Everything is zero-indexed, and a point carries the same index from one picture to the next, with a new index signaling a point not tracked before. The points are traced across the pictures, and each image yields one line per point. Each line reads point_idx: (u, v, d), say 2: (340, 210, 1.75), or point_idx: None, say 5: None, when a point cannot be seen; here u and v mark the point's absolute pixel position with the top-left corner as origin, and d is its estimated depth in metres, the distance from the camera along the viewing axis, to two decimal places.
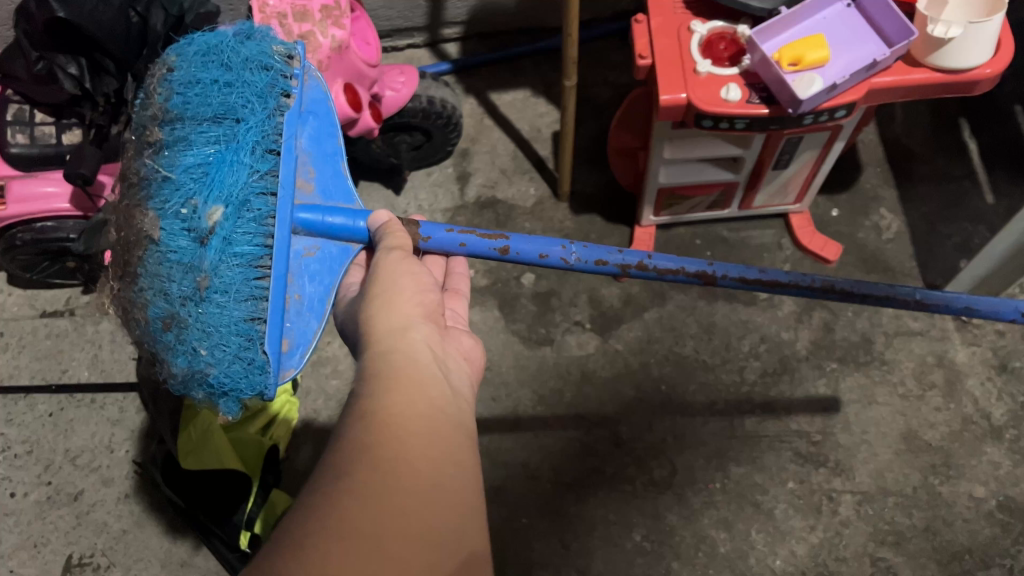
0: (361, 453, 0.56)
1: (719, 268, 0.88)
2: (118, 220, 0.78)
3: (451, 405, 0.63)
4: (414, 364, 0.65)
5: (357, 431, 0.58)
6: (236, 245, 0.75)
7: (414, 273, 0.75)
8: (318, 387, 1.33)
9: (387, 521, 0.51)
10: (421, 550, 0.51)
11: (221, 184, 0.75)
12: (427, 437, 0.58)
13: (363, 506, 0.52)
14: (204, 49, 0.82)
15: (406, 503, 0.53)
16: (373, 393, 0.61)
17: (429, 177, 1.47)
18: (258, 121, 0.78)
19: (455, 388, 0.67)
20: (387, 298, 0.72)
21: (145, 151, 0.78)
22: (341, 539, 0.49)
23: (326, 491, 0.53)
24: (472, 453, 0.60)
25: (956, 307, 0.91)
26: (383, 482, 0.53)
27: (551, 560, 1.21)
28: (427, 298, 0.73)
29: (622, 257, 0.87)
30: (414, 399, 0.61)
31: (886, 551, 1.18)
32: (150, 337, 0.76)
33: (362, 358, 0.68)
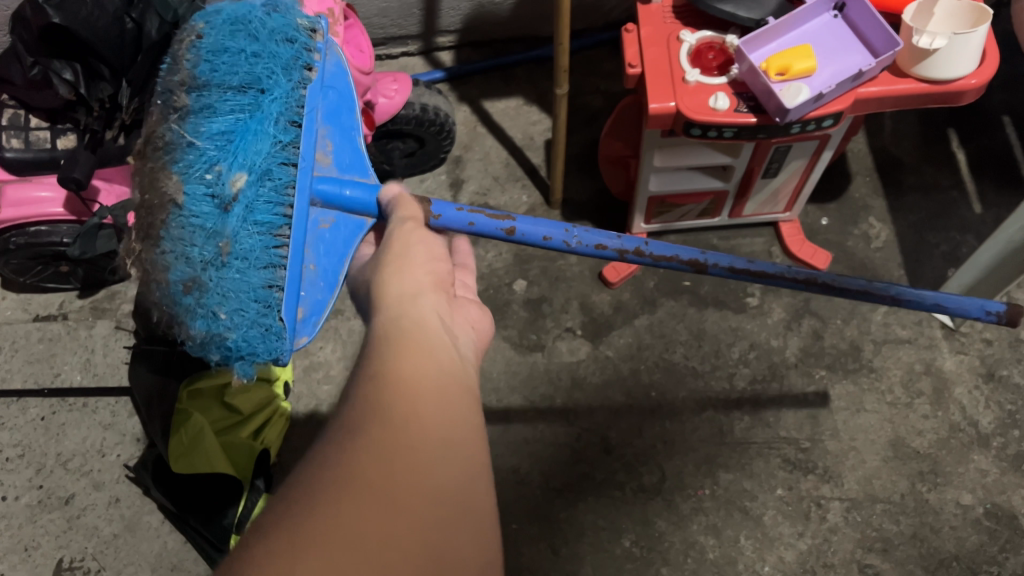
0: (372, 409, 0.55)
1: (710, 257, 0.88)
2: (141, 182, 0.78)
3: (458, 368, 0.63)
4: (423, 326, 0.66)
5: (369, 388, 0.58)
6: (257, 213, 0.75)
7: (425, 247, 0.75)
8: (309, 392, 1.33)
9: (402, 475, 0.51)
10: (438, 503, 0.51)
11: (244, 151, 0.76)
12: (436, 397, 0.58)
13: (377, 460, 0.52)
14: (233, 21, 0.83)
15: (421, 460, 0.53)
16: (384, 356, 0.61)
17: (422, 184, 1.49)
18: (284, 93, 0.80)
19: (463, 353, 0.67)
20: (399, 267, 0.72)
21: (170, 116, 0.79)
22: (357, 490, 0.49)
23: (339, 445, 0.53)
24: (477, 414, 0.61)
25: (937, 302, 0.91)
26: (395, 439, 0.53)
27: (540, 565, 1.21)
28: (438, 270, 0.74)
29: (620, 242, 0.85)
30: (422, 361, 0.61)
31: (873, 558, 1.19)
32: (168, 299, 0.76)
33: (373, 323, 0.68)
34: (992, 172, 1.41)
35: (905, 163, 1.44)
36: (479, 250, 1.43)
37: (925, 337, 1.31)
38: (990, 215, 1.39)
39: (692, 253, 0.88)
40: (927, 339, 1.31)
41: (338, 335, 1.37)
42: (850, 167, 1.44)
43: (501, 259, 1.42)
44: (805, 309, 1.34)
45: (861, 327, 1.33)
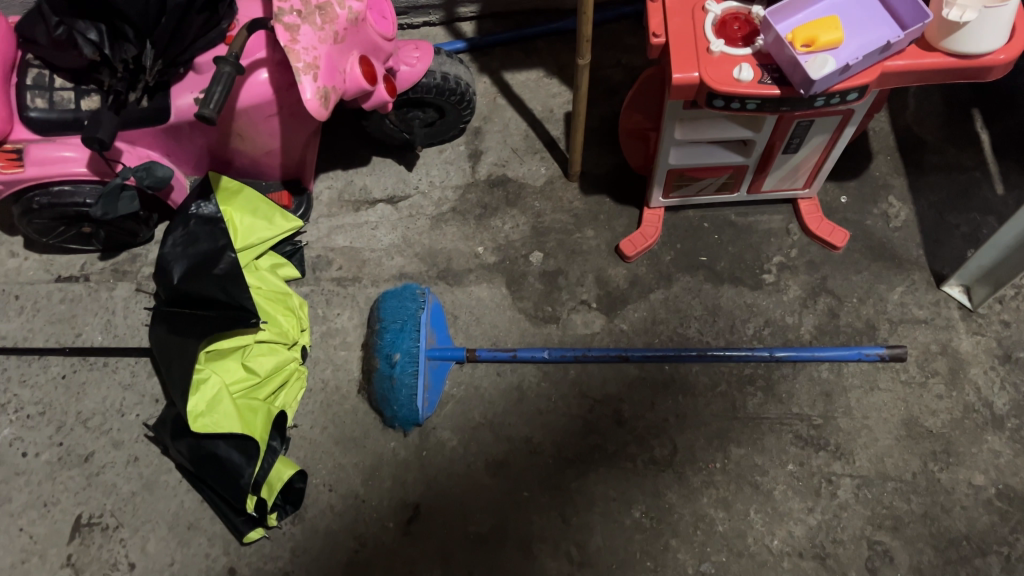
0: None
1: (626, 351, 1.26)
2: (407, 361, 1.22)
3: None
4: None
5: None
6: (431, 384, 1.27)
7: None
8: (326, 358, 1.35)
9: None
10: None
11: (440, 354, 1.27)
12: None
13: None
14: (410, 295, 1.27)
15: None
16: None
17: (441, 154, 1.49)
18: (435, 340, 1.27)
19: None
20: None
21: (404, 334, 1.23)
22: None
23: None
24: None
25: (803, 354, 1.25)
26: None
27: (550, 534, 1.22)
28: None
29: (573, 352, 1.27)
30: None
31: (883, 535, 1.19)
32: (404, 388, 1.21)
33: None
34: (1014, 154, 1.40)
35: (926, 143, 1.43)
36: (496, 221, 1.43)
37: (942, 318, 1.31)
38: (1012, 196, 1.38)
39: (619, 349, 1.27)
40: (944, 319, 1.30)
41: (355, 302, 1.38)
42: (871, 146, 1.43)
43: (518, 231, 1.42)
44: (822, 287, 1.34)
45: (878, 306, 1.32)
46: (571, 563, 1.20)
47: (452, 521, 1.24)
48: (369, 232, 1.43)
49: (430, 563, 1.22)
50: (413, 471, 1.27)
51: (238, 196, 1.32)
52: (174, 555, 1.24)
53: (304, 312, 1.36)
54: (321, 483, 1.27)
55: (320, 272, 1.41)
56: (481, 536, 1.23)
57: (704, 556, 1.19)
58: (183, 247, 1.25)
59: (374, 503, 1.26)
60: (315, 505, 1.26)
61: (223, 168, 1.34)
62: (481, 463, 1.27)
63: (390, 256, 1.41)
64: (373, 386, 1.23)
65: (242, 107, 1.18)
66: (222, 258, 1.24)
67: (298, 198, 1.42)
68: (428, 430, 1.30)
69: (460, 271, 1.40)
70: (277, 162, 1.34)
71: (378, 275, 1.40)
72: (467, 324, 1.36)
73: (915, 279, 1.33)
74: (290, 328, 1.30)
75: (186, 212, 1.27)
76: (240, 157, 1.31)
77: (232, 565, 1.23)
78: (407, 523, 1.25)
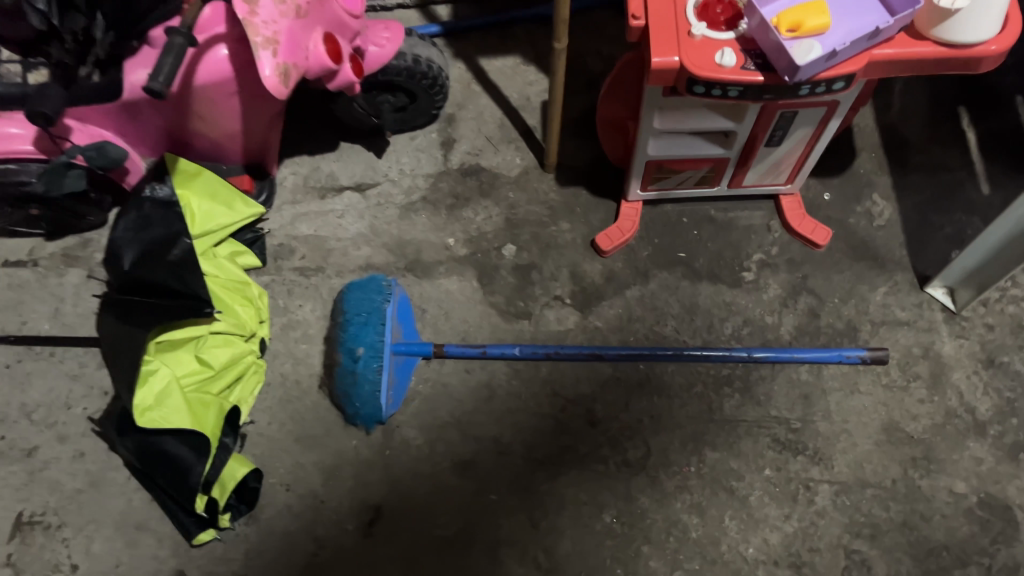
0: None
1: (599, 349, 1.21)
2: (372, 357, 1.15)
3: None
4: None
5: None
6: (397, 380, 1.21)
7: None
8: (286, 351, 1.29)
9: None
10: None
11: (407, 349, 1.21)
12: None
13: None
14: (375, 287, 1.21)
15: None
16: None
17: (412, 142, 1.43)
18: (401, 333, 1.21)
19: None
20: None
21: (370, 328, 1.16)
22: None
23: None
24: None
25: (783, 355, 1.20)
26: None
27: (517, 538, 1.17)
28: None
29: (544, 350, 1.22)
30: None
31: (860, 543, 1.15)
32: (368, 385, 1.15)
33: None
34: (1001, 153, 1.37)
35: (911, 141, 1.39)
36: (468, 212, 1.38)
37: (925, 320, 1.27)
38: (997, 197, 1.35)
39: (592, 347, 1.22)
40: (927, 322, 1.27)
41: (319, 294, 1.33)
42: (856, 142, 1.39)
43: (491, 222, 1.37)
44: (802, 286, 1.30)
45: (859, 307, 1.28)
46: (538, 569, 1.15)
47: (415, 524, 1.19)
48: (336, 220, 1.38)
49: (390, 568, 1.16)
50: (375, 471, 1.22)
51: (196, 180, 1.26)
52: (120, 557, 1.18)
53: (264, 302, 1.30)
54: (278, 483, 1.21)
55: (282, 261, 1.35)
56: (445, 540, 1.18)
57: (676, 564, 1.15)
58: (136, 231, 1.17)
59: (333, 505, 1.20)
60: (272, 505, 1.20)
61: (181, 151, 1.27)
62: (446, 463, 1.22)
63: (357, 246, 1.36)
64: (335, 382, 1.17)
65: (199, 85, 1.12)
66: (176, 245, 1.15)
67: (260, 183, 1.37)
68: (392, 428, 1.24)
69: (429, 263, 1.34)
70: (239, 146, 1.28)
71: (343, 266, 1.34)
72: (435, 319, 1.30)
73: (897, 280, 1.30)
74: (248, 319, 1.24)
75: (140, 196, 1.20)
76: (200, 139, 1.24)
77: (182, 567, 1.17)
78: (368, 526, 1.19)
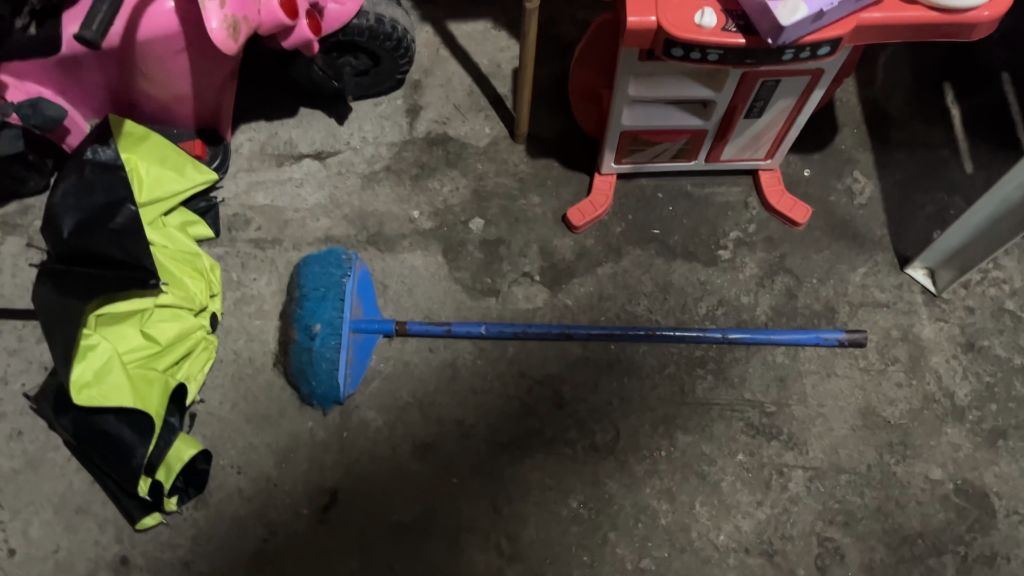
0: None
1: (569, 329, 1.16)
2: (329, 334, 1.09)
3: None
4: None
5: None
6: (356, 359, 1.15)
7: None
8: (239, 327, 1.23)
9: None
10: None
11: (366, 326, 1.14)
12: None
13: None
14: (334, 261, 1.14)
15: None
16: None
17: (376, 108, 1.37)
18: (361, 310, 1.15)
19: None
20: None
21: (327, 304, 1.10)
22: None
23: None
24: None
25: (759, 337, 1.16)
26: None
27: (479, 524, 1.12)
28: None
29: (513, 329, 1.16)
30: None
31: (834, 531, 1.11)
32: (324, 364, 1.09)
33: None
34: (985, 131, 1.33)
35: (893, 117, 1.35)
36: (434, 183, 1.31)
37: (904, 302, 1.23)
38: (980, 176, 1.31)
39: (561, 326, 1.17)
40: (906, 304, 1.23)
41: (274, 268, 1.26)
42: (837, 118, 1.35)
43: (458, 194, 1.31)
44: (780, 266, 1.25)
45: (838, 288, 1.24)
46: (501, 556, 1.11)
47: (372, 509, 1.13)
48: (294, 190, 1.31)
49: (346, 555, 1.11)
50: (332, 453, 1.16)
51: (143, 144, 1.18)
52: (59, 542, 1.11)
53: (216, 275, 1.23)
54: (228, 465, 1.15)
55: (236, 232, 1.28)
56: (404, 526, 1.12)
57: (644, 552, 1.10)
58: (77, 197, 1.06)
59: (287, 488, 1.14)
60: (222, 488, 1.14)
61: (127, 112, 1.20)
62: (407, 445, 1.16)
63: (316, 217, 1.29)
64: (289, 359, 1.10)
65: (143, 38, 1.05)
66: (120, 211, 1.08)
67: (213, 149, 1.29)
68: (350, 408, 1.18)
69: (392, 236, 1.28)
70: (189, 109, 1.21)
71: (301, 238, 1.28)
72: (397, 294, 1.24)
73: (877, 260, 1.26)
74: (198, 292, 1.17)
75: (80, 158, 1.09)
76: (147, 101, 1.17)
77: (124, 554, 1.11)
78: (323, 511, 1.13)
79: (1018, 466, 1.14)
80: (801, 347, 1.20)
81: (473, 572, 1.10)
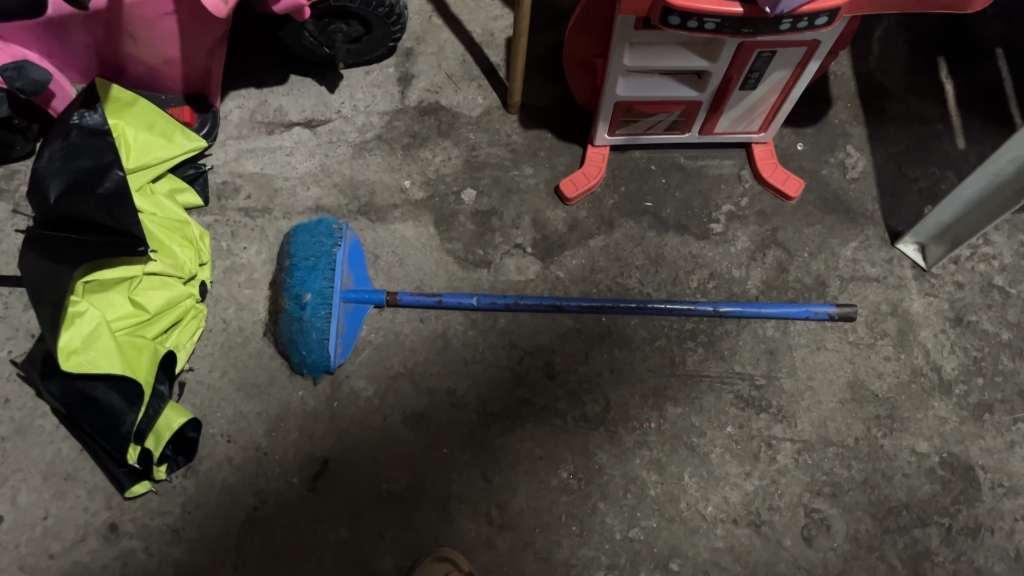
0: None
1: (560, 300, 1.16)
2: (319, 303, 1.08)
3: None
4: None
5: None
6: (346, 328, 1.14)
7: None
8: (229, 296, 1.22)
9: None
10: None
11: (357, 296, 1.14)
12: None
13: None
14: (324, 231, 1.13)
15: None
16: None
17: (367, 76, 1.35)
18: (351, 280, 1.15)
19: None
20: None
21: (318, 274, 1.09)
22: None
23: None
24: None
25: (750, 310, 1.16)
26: None
27: (470, 494, 1.13)
28: None
29: (503, 300, 1.16)
30: None
31: (821, 502, 1.12)
32: (314, 333, 1.08)
33: None
34: (978, 107, 1.34)
35: (886, 92, 1.35)
36: (425, 153, 1.30)
37: (894, 276, 1.24)
38: (973, 151, 1.31)
39: (553, 297, 1.17)
40: (897, 278, 1.23)
41: (264, 236, 1.25)
42: (831, 91, 1.35)
43: (450, 164, 1.30)
44: (771, 239, 1.26)
45: (829, 262, 1.24)
46: (491, 525, 1.11)
47: (362, 478, 1.13)
48: (284, 158, 1.30)
49: (337, 523, 1.11)
50: (322, 422, 1.16)
51: (131, 110, 1.16)
52: (47, 509, 1.11)
53: (205, 243, 1.22)
54: (218, 434, 1.15)
55: (225, 200, 1.27)
56: (394, 495, 1.12)
57: (633, 522, 1.11)
58: (63, 161, 1.05)
59: (277, 457, 1.14)
60: (212, 457, 1.13)
61: (115, 77, 1.18)
62: (398, 415, 1.16)
63: (306, 185, 1.28)
64: (279, 329, 1.09)
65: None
66: (107, 175, 1.06)
67: (202, 116, 1.27)
68: (341, 378, 1.18)
69: (383, 206, 1.27)
70: (178, 73, 1.20)
71: (291, 206, 1.27)
72: (389, 265, 1.23)
73: (869, 235, 1.26)
74: (187, 260, 1.16)
75: (67, 122, 1.08)
76: (134, 63, 1.15)
77: (114, 521, 1.10)
78: (313, 480, 1.13)
79: (1003, 440, 1.15)
80: (792, 320, 1.20)
81: (463, 541, 1.11)
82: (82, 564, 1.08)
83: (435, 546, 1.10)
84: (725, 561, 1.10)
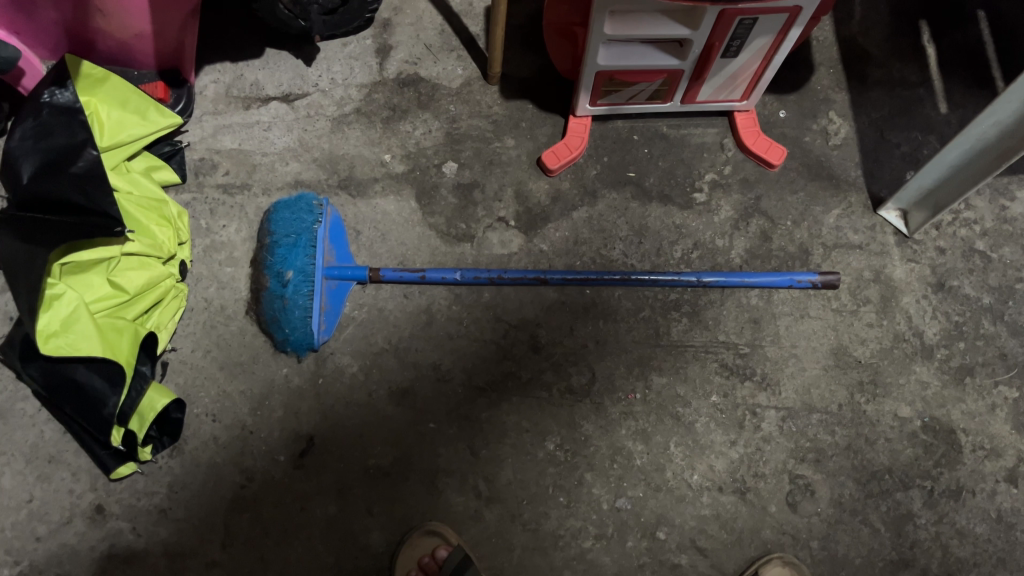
0: None
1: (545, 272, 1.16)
2: (300, 279, 1.07)
3: None
4: None
5: None
6: (329, 305, 1.13)
7: None
8: (210, 274, 1.21)
9: None
10: None
11: (339, 272, 1.13)
12: None
13: None
14: (305, 207, 1.12)
15: None
16: None
17: (344, 49, 1.33)
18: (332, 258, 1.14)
19: None
20: None
21: (300, 250, 1.08)
22: None
23: None
24: None
25: (732, 280, 1.16)
26: None
27: (457, 467, 1.13)
28: None
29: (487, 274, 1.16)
30: None
31: (805, 469, 1.13)
32: (295, 310, 1.07)
33: None
34: (959, 71, 1.33)
35: (868, 57, 1.34)
36: (405, 126, 1.29)
37: (877, 243, 1.24)
38: (955, 116, 1.31)
39: (537, 271, 1.16)
40: (879, 245, 1.24)
41: (243, 214, 1.24)
42: (814, 57, 1.34)
43: (431, 137, 1.28)
44: (755, 208, 1.25)
45: (812, 229, 1.24)
46: (479, 498, 1.12)
47: (350, 454, 1.13)
48: (261, 133, 1.28)
49: (325, 499, 1.11)
50: (307, 400, 1.15)
51: (102, 86, 1.13)
52: (32, 491, 1.10)
53: (184, 222, 1.20)
54: (203, 413, 1.14)
55: (203, 177, 1.25)
56: (382, 470, 1.13)
57: (620, 492, 1.12)
58: (35, 140, 1.03)
59: (263, 436, 1.13)
60: (197, 436, 1.13)
61: (85, 53, 1.17)
62: (383, 391, 1.16)
63: (285, 161, 1.26)
64: (262, 307, 1.09)
65: None
66: (81, 155, 1.03)
67: (176, 92, 1.24)
68: (325, 355, 1.17)
69: (364, 180, 1.25)
70: (150, 48, 1.18)
71: (270, 182, 1.25)
72: (370, 240, 1.22)
73: (851, 202, 1.26)
74: (166, 240, 1.14)
75: (37, 101, 1.05)
76: (103, 38, 1.14)
77: (100, 502, 1.10)
78: (300, 457, 1.13)
79: (984, 403, 1.17)
80: (775, 289, 1.20)
81: (451, 514, 1.11)
82: (70, 546, 1.08)
83: (424, 520, 1.11)
84: (711, 529, 1.11)
